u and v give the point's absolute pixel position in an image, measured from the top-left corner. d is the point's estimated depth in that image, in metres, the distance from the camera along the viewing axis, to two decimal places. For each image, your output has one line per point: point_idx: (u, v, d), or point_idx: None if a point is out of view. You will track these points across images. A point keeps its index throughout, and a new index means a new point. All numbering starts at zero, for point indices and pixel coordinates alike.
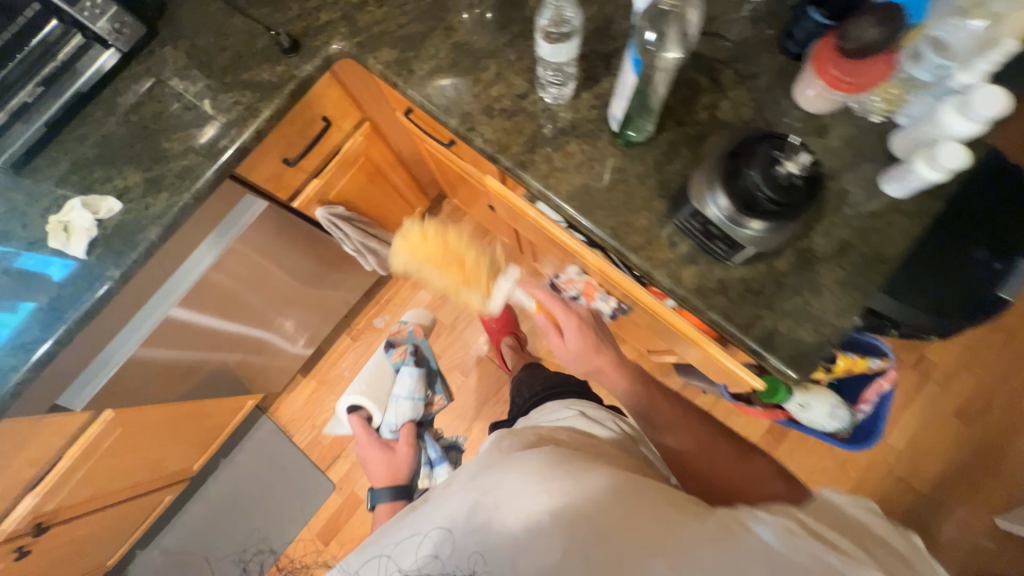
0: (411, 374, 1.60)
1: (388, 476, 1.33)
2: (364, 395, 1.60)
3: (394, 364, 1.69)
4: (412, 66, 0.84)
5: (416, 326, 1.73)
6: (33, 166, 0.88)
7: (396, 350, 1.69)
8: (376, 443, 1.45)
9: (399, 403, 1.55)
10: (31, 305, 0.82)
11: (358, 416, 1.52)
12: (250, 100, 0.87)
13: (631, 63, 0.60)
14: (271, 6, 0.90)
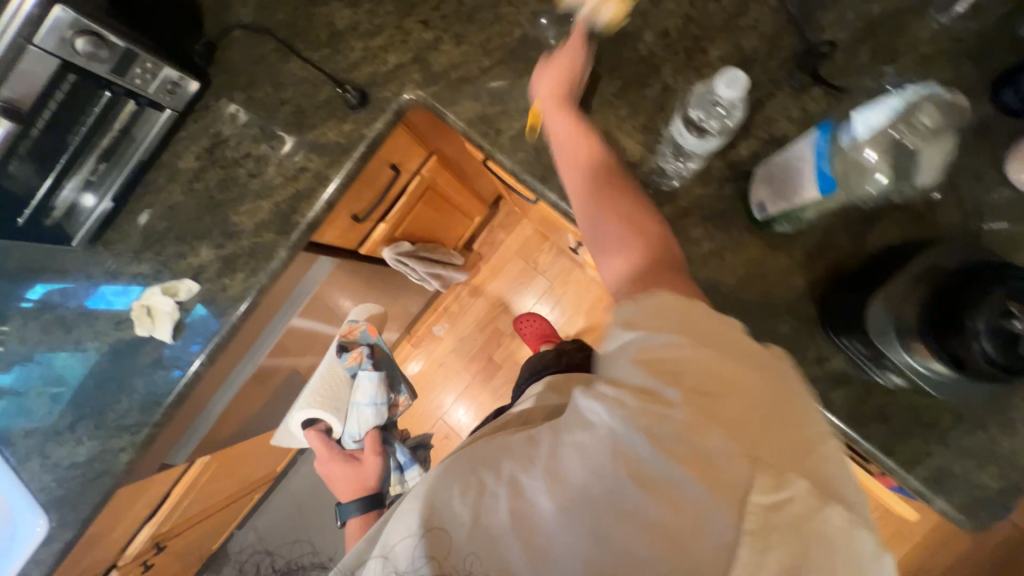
0: (370, 378, 1.12)
1: (354, 487, 1.07)
2: (319, 407, 1.10)
3: (349, 369, 1.13)
4: (499, 123, 0.71)
5: (367, 328, 1.12)
6: (105, 240, 0.85)
7: (349, 355, 1.12)
8: (338, 457, 1.12)
9: (362, 411, 1.11)
10: (128, 388, 0.83)
11: (314, 432, 1.14)
12: (317, 166, 0.77)
13: (817, 169, 0.46)
14: (331, 46, 0.78)
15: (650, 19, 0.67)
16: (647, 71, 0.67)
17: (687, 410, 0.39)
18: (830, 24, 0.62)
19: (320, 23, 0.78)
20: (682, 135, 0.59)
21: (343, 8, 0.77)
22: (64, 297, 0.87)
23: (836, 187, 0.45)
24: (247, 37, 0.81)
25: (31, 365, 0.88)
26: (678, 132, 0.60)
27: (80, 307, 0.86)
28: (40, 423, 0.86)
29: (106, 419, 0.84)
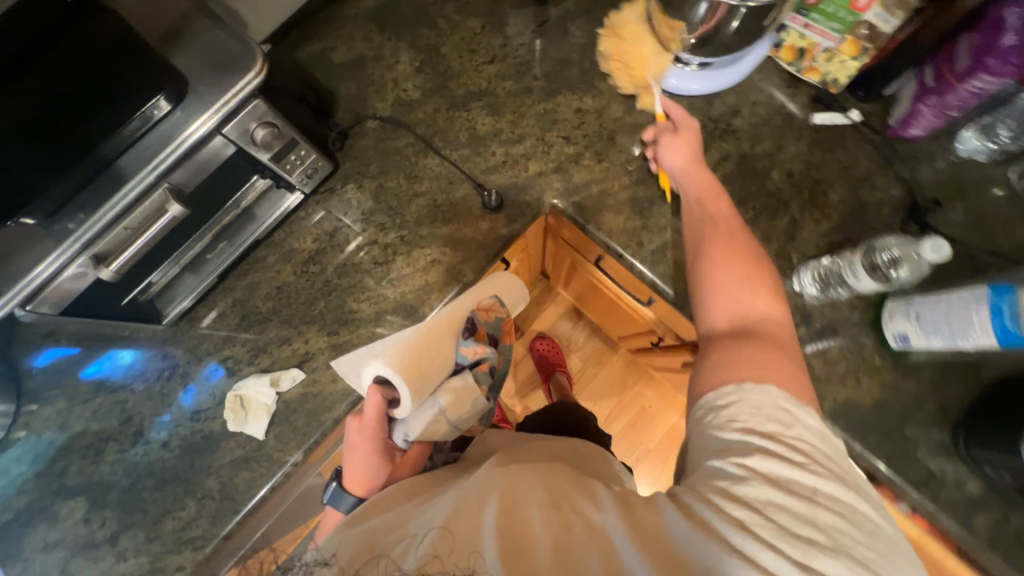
0: (471, 406, 0.64)
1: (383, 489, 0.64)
2: (399, 373, 0.61)
3: (464, 360, 0.66)
4: (641, 237, 0.75)
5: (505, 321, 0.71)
6: (193, 316, 0.78)
7: (471, 345, 0.66)
8: (384, 445, 0.63)
9: (434, 426, 0.62)
10: (197, 491, 0.72)
11: (380, 399, 0.62)
12: (452, 260, 0.77)
13: (1001, 329, 0.53)
14: (470, 147, 0.81)
15: (776, 160, 0.77)
16: (776, 204, 0.75)
17: (722, 508, 0.42)
18: (930, 182, 0.74)
19: (461, 126, 0.82)
20: (856, 279, 0.66)
21: (484, 116, 0.82)
22: (129, 379, 0.77)
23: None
24: (381, 129, 0.83)
25: (69, 460, 0.74)
26: (852, 275, 0.66)
27: (149, 393, 0.76)
28: (70, 533, 0.72)
29: (162, 528, 0.71)
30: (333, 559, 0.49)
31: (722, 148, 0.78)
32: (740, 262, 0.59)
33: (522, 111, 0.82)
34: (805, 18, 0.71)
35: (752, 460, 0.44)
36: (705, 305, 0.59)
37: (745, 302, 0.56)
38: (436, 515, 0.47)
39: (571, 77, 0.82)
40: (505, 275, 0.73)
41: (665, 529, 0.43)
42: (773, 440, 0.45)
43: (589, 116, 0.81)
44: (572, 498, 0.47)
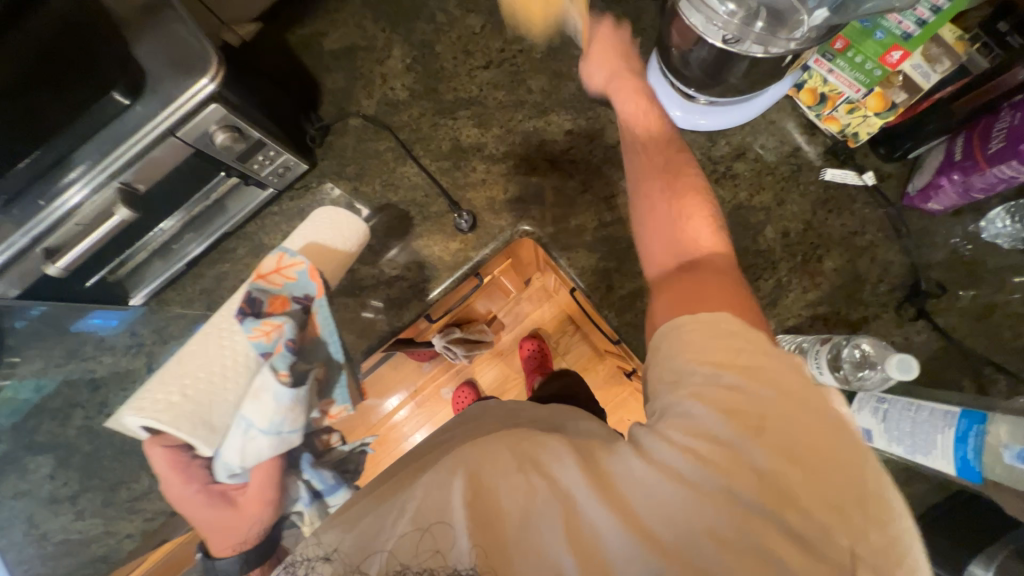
0: (276, 399, 0.66)
1: (263, 503, 0.70)
2: (154, 419, 0.67)
3: (263, 347, 0.68)
4: (612, 280, 0.72)
5: (307, 271, 0.69)
6: (162, 298, 0.80)
7: (255, 328, 0.68)
8: (205, 495, 0.69)
9: (251, 441, 0.67)
10: (152, 467, 0.76)
11: (165, 449, 0.69)
12: (417, 277, 0.76)
13: (959, 457, 0.49)
14: (451, 159, 0.77)
15: (773, 215, 0.71)
16: (764, 264, 0.70)
17: (716, 453, 0.38)
18: (940, 263, 0.67)
19: (444, 135, 0.78)
20: (818, 371, 0.59)
21: (470, 126, 0.78)
22: (99, 350, 0.80)
23: (987, 475, 0.48)
24: (364, 128, 0.80)
25: (38, 419, 0.79)
26: (815, 366, 0.60)
27: (116, 367, 0.79)
28: (36, 486, 0.77)
29: (117, 496, 0.76)
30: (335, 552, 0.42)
31: (717, 194, 0.72)
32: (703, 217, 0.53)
33: (511, 126, 0.77)
34: (830, 63, 0.63)
35: (756, 415, 0.38)
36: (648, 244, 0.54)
37: (686, 223, 0.52)
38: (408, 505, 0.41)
39: (568, 94, 0.77)
40: (325, 210, 0.71)
41: (645, 489, 0.39)
42: (780, 398, 0.39)
43: (580, 140, 0.75)
44: (532, 462, 0.42)
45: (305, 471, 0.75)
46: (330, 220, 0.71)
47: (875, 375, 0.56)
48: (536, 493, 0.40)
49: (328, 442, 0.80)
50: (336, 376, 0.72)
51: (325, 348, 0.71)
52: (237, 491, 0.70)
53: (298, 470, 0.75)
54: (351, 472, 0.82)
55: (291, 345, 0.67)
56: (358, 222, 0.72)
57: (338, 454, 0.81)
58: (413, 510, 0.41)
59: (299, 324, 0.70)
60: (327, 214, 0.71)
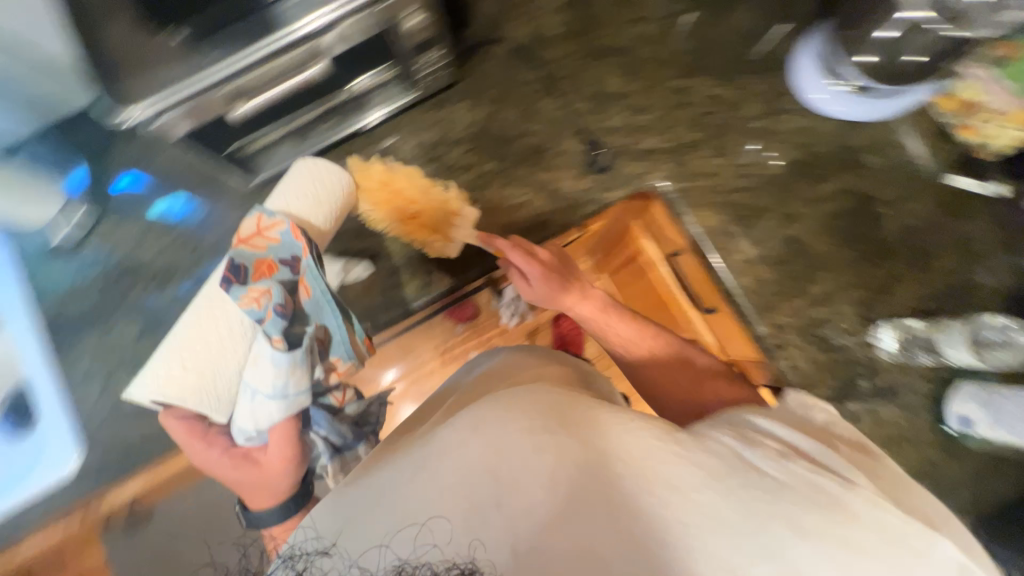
0: (276, 365, 0.59)
1: (287, 460, 0.59)
2: (162, 395, 0.61)
3: (253, 317, 0.60)
4: (735, 244, 0.74)
5: (290, 228, 0.64)
6: (278, 187, 0.79)
7: (242, 296, 0.60)
8: (226, 459, 0.60)
9: (261, 406, 0.59)
10: None
11: (177, 424, 0.62)
12: (541, 207, 0.77)
13: None
14: (592, 102, 0.79)
15: (896, 210, 0.74)
16: (881, 253, 0.73)
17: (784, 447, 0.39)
18: None
19: (589, 78, 0.80)
20: (957, 349, 0.67)
21: (616, 75, 0.80)
22: (208, 224, 0.80)
23: None
24: (509, 57, 0.81)
25: (133, 282, 0.79)
26: (952, 345, 0.67)
27: (220, 245, 0.79)
28: (124, 345, 0.77)
29: None
30: (332, 547, 0.38)
31: (846, 180, 0.75)
32: (628, 326, 0.66)
33: (655, 82, 0.79)
34: (996, 73, 0.63)
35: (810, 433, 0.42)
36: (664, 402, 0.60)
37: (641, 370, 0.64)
38: (421, 478, 0.37)
39: (715, 62, 0.79)
40: (311, 162, 0.69)
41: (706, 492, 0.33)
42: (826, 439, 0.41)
43: (721, 107, 0.78)
44: (572, 424, 0.37)
45: (321, 426, 0.64)
46: (307, 172, 0.69)
47: (1003, 346, 0.66)
48: (579, 459, 0.35)
49: (341, 397, 0.69)
50: (337, 334, 0.64)
51: (321, 312, 0.63)
52: (258, 452, 0.61)
53: (314, 425, 0.64)
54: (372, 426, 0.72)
55: (282, 308, 0.59)
56: (338, 168, 0.71)
57: (354, 410, 0.71)
58: (420, 489, 0.36)
59: (288, 290, 0.62)
60: (302, 167, 0.69)
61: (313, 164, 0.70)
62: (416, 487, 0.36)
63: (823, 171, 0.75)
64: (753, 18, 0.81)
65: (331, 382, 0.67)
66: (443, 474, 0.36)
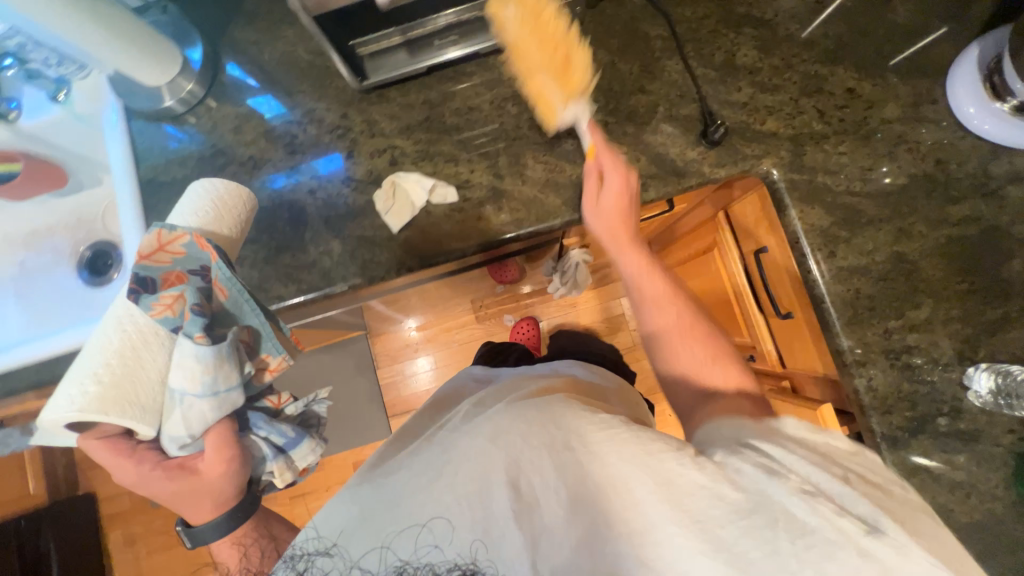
0: (197, 359, 0.58)
1: (226, 463, 0.62)
2: (91, 409, 0.57)
3: (169, 324, 0.61)
4: (836, 248, 0.70)
5: (194, 240, 0.63)
6: (383, 95, 0.79)
7: (153, 304, 0.60)
8: (160, 470, 0.61)
9: (189, 408, 0.59)
10: (321, 246, 0.77)
11: (98, 441, 0.61)
12: (639, 170, 0.74)
13: None
14: (719, 71, 0.74)
15: None
16: (997, 293, 0.67)
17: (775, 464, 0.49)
18: None
19: (720, 45, 0.75)
20: None
21: (750, 47, 0.75)
22: (306, 119, 0.80)
23: None
24: (641, 8, 0.77)
25: (228, 161, 0.81)
26: None
27: (315, 142, 0.80)
28: None
29: (280, 258, 0.77)
30: (332, 548, 0.51)
31: (977, 207, 0.69)
32: (670, 314, 0.72)
33: (791, 62, 0.74)
34: None
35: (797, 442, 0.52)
36: (682, 385, 0.69)
37: (677, 353, 0.70)
38: (450, 480, 0.50)
39: (863, 53, 0.73)
40: (212, 185, 0.68)
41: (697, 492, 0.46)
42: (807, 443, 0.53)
43: (858, 102, 0.72)
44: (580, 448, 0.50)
45: (260, 428, 0.66)
46: (200, 198, 0.67)
47: None
48: (586, 480, 0.49)
49: (277, 400, 0.71)
50: (263, 334, 0.67)
51: (242, 310, 0.65)
52: (194, 460, 0.63)
53: (252, 427, 0.66)
54: (315, 424, 0.73)
55: (199, 308, 0.61)
56: (240, 187, 0.71)
57: (293, 410, 0.71)
58: (446, 494, 0.49)
59: (203, 293, 0.63)
60: (198, 194, 0.67)
61: (212, 192, 0.68)
62: (448, 484, 0.49)
63: (953, 192, 0.69)
64: (916, 12, 0.74)
65: (264, 380, 0.69)
66: (466, 476, 0.49)
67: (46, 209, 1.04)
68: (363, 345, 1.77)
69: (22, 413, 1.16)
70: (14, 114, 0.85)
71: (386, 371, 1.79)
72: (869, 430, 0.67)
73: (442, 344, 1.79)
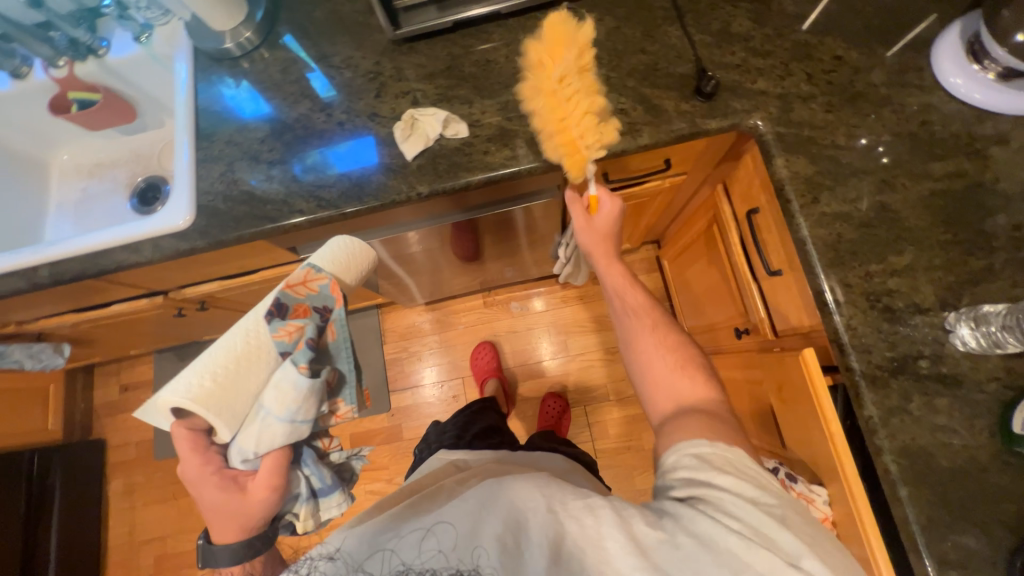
0: (295, 390, 0.60)
1: (273, 490, 0.61)
2: (201, 404, 0.58)
3: (280, 347, 0.63)
4: (820, 195, 0.73)
5: (331, 284, 0.68)
6: (413, 46, 0.90)
7: (279, 326, 0.62)
8: (218, 477, 0.62)
9: (267, 429, 0.60)
10: (342, 170, 0.85)
11: (185, 432, 0.62)
12: (636, 118, 0.80)
13: None
14: (715, 38, 0.82)
15: (1011, 207, 0.69)
16: (981, 244, 0.68)
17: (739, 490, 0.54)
18: None
19: (718, 17, 0.83)
20: None
21: (745, 19, 0.82)
22: (344, 64, 0.91)
23: None
24: None
25: (273, 97, 0.92)
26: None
27: (349, 83, 0.90)
28: (247, 142, 0.90)
29: (305, 178, 0.86)
30: (337, 553, 0.56)
31: (961, 165, 0.71)
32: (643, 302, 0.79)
33: (782, 33, 0.80)
34: None
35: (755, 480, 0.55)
36: (654, 391, 0.70)
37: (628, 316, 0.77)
38: (448, 516, 0.57)
39: (850, 28, 0.79)
40: (347, 240, 0.73)
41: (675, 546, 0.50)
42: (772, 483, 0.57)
43: (845, 68, 0.77)
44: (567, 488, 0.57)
45: (307, 467, 0.67)
46: (339, 244, 0.72)
47: None
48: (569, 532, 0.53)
49: (328, 444, 0.73)
50: (346, 379, 0.68)
51: (340, 356, 0.69)
52: (248, 478, 0.62)
53: (302, 464, 0.67)
54: (347, 477, 0.76)
55: (313, 343, 0.63)
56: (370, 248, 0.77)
57: (336, 459, 0.73)
58: (443, 523, 0.56)
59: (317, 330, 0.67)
60: (339, 243, 0.72)
61: (347, 243, 0.73)
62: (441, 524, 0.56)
63: (937, 150, 0.72)
64: None
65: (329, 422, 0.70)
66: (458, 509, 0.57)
67: (112, 145, 1.18)
68: (374, 318, 1.85)
69: (56, 330, 1.25)
70: (104, 50, 1.00)
71: (391, 347, 1.84)
72: (848, 369, 0.67)
73: (448, 325, 1.84)
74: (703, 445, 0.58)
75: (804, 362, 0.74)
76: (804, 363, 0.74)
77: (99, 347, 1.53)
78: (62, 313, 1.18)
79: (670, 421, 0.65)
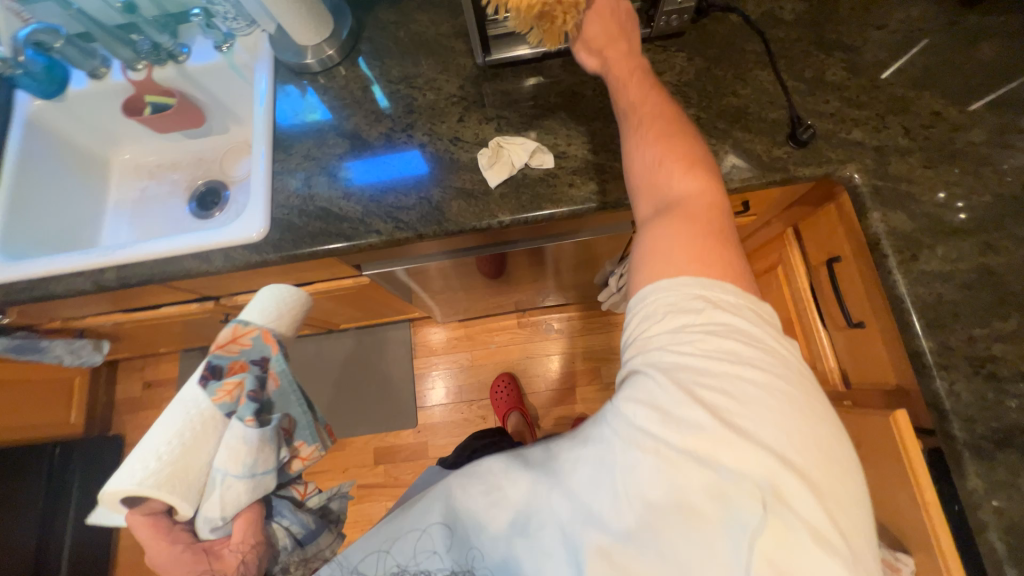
0: (245, 443, 0.59)
1: (246, 552, 0.60)
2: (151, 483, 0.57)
3: (225, 410, 0.62)
4: (919, 252, 0.71)
5: (263, 335, 0.68)
6: (498, 73, 0.89)
7: (216, 389, 0.62)
8: (189, 553, 0.59)
9: (228, 491, 0.59)
10: (423, 192, 0.85)
11: (143, 518, 0.59)
12: (726, 160, 0.79)
13: None
14: (808, 85, 0.81)
15: None
16: None
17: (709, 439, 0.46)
18: None
19: (811, 64, 0.82)
20: None
21: (839, 68, 0.82)
22: (427, 86, 0.91)
23: None
24: (739, 26, 0.86)
25: (353, 113, 0.92)
26: None
27: (431, 105, 0.90)
28: (326, 157, 0.90)
29: (383, 199, 0.85)
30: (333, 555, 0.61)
31: None
32: (685, 176, 0.58)
33: (878, 84, 0.80)
34: None
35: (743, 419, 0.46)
36: (644, 193, 0.60)
37: (653, 169, 0.60)
38: (413, 519, 0.59)
39: (948, 84, 0.79)
40: (275, 289, 0.71)
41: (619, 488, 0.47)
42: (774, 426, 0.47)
43: (943, 125, 0.77)
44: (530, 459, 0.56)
45: (282, 518, 0.65)
46: (269, 295, 0.71)
47: None
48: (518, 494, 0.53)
49: (303, 490, 0.69)
50: (303, 421, 0.67)
51: (288, 402, 0.66)
52: (221, 545, 0.60)
53: (275, 517, 0.65)
54: (335, 519, 0.72)
55: (255, 395, 0.62)
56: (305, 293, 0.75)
57: (316, 502, 0.70)
58: (413, 525, 0.58)
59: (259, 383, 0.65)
60: (269, 295, 0.71)
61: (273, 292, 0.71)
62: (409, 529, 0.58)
63: None
64: (999, 55, 0.80)
65: (296, 469, 0.68)
66: (420, 512, 0.58)
67: (175, 148, 1.18)
68: (405, 331, 1.83)
69: (98, 327, 1.24)
70: (184, 57, 1.00)
71: (421, 362, 1.82)
72: (949, 436, 0.65)
73: (479, 343, 1.82)
74: (695, 285, 0.52)
75: (891, 425, 0.72)
76: (892, 426, 0.72)
77: (133, 344, 1.51)
78: (109, 312, 1.16)
79: (651, 219, 0.58)
